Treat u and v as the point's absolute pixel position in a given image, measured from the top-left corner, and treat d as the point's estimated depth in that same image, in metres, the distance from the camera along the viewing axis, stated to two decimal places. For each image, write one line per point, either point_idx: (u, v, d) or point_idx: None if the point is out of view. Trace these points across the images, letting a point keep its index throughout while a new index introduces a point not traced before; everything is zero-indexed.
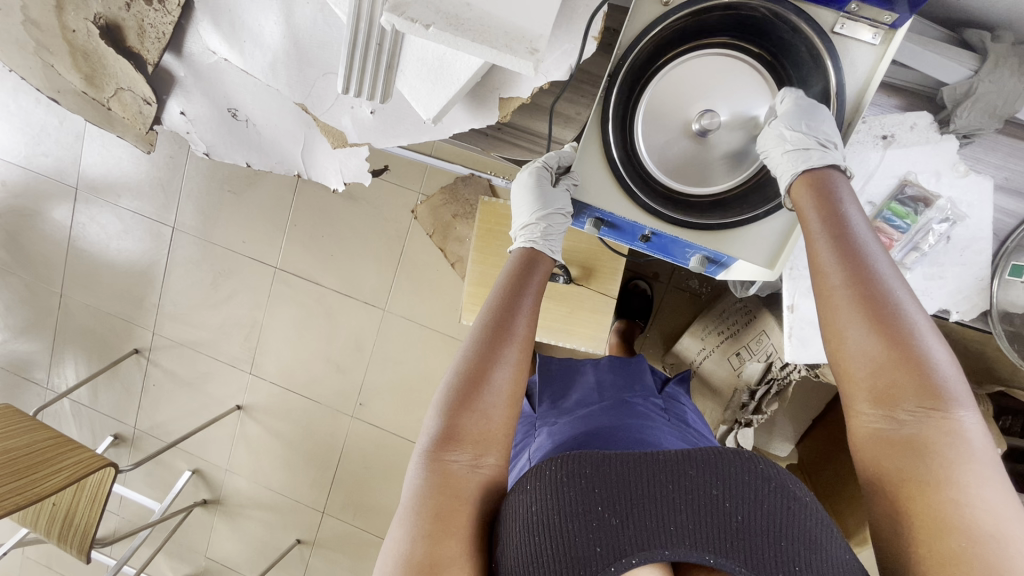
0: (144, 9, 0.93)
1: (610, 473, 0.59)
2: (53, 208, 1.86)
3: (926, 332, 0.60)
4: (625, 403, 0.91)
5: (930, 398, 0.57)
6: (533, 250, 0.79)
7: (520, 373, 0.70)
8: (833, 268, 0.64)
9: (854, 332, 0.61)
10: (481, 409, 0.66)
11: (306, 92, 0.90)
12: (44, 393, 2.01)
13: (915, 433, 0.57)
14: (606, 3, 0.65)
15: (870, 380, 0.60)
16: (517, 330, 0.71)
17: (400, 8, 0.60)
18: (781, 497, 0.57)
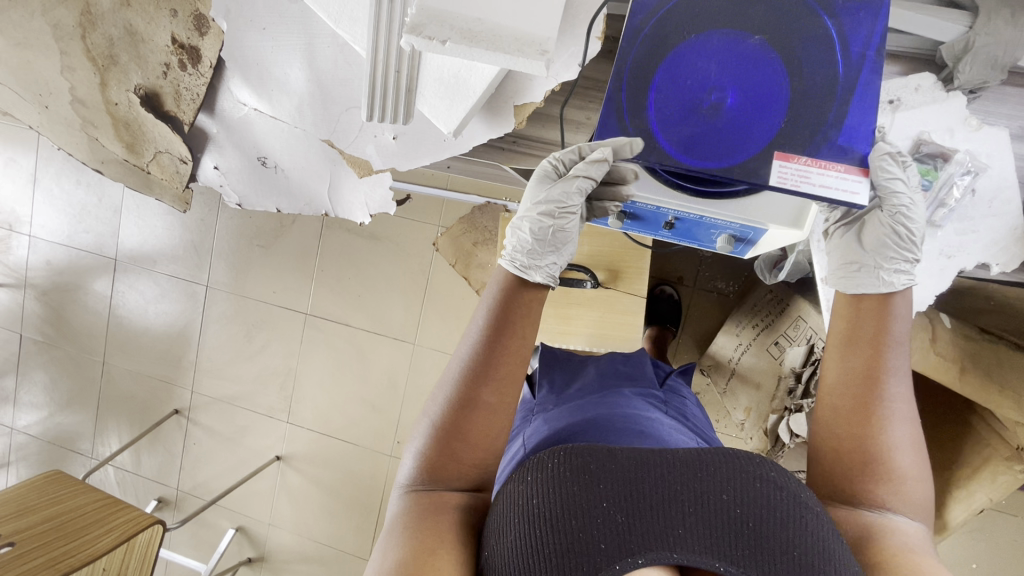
0: (179, 74, 1.03)
1: (613, 469, 0.56)
2: (95, 280, 1.96)
3: (910, 453, 0.66)
4: (616, 391, 0.90)
5: (898, 500, 0.65)
6: (515, 257, 0.75)
7: (499, 414, 0.69)
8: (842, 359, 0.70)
9: (835, 425, 0.68)
10: (459, 452, 0.68)
11: (331, 128, 0.95)
12: (90, 462, 2.05)
13: (881, 526, 0.63)
14: (605, 5, 0.69)
15: (852, 463, 0.66)
16: (499, 371, 0.69)
17: (418, 29, 0.65)
18: (794, 506, 0.54)
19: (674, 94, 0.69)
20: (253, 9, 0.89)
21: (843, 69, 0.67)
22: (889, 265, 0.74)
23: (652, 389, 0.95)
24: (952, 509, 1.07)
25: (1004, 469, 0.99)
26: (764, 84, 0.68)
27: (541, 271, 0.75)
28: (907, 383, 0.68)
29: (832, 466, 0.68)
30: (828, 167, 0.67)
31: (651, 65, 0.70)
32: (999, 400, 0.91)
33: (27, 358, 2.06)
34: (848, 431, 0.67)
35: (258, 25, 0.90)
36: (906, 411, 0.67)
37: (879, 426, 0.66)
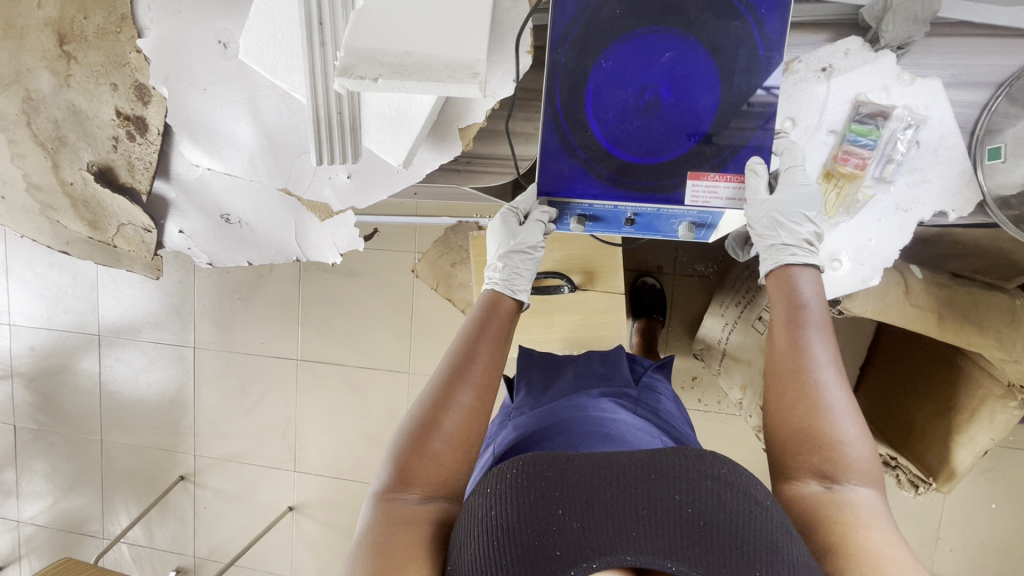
0: (130, 145, 1.03)
1: (569, 476, 0.56)
2: (82, 359, 1.95)
3: (849, 421, 0.66)
4: (585, 391, 0.93)
5: (845, 473, 0.64)
6: (495, 284, 0.84)
7: (474, 418, 0.72)
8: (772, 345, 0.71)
9: (776, 410, 0.69)
10: (434, 455, 0.69)
11: (286, 176, 0.94)
12: (101, 543, 2.01)
13: (827, 501, 0.63)
14: (530, 19, 0.71)
15: (792, 440, 0.67)
16: (472, 374, 0.73)
17: (349, 70, 0.66)
18: (742, 500, 0.55)
19: (610, 100, 0.69)
20: (191, 72, 0.91)
21: (763, 50, 0.66)
22: (781, 243, 0.76)
23: (624, 388, 0.96)
24: (957, 454, 1.05)
25: (1001, 406, 0.99)
26: (693, 105, 0.69)
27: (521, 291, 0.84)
28: (831, 353, 0.69)
29: (776, 447, 0.69)
30: (729, 180, 0.70)
31: (576, 93, 0.69)
32: (981, 340, 0.92)
33: (24, 447, 2.03)
34: (781, 410, 0.68)
35: (200, 86, 0.92)
36: (839, 384, 0.67)
37: (809, 400, 0.66)
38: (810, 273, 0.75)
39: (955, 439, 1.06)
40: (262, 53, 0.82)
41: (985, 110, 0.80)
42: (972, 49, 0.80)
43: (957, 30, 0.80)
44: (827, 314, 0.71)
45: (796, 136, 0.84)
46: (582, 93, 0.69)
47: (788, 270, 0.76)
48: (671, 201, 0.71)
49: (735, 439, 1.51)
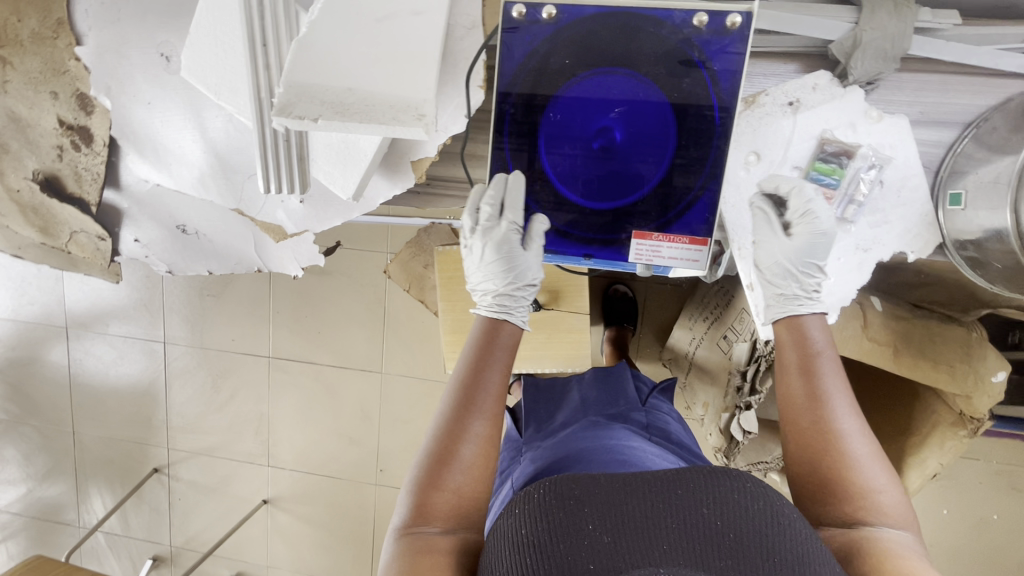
0: (76, 155, 0.99)
1: (598, 493, 0.56)
2: (49, 350, 1.92)
3: (873, 463, 0.67)
4: (600, 419, 0.92)
5: (875, 516, 0.65)
6: (489, 309, 0.73)
7: (490, 448, 0.66)
8: (793, 395, 0.71)
9: (801, 455, 0.69)
10: (453, 489, 0.63)
11: (237, 197, 0.90)
12: (78, 531, 2.03)
13: (855, 542, 0.64)
14: (482, 50, 0.69)
15: (811, 484, 0.68)
16: (486, 405, 0.66)
17: (288, 109, 0.63)
18: (771, 515, 0.55)
19: (562, 150, 0.67)
20: (135, 84, 0.87)
21: (716, 111, 0.62)
22: (785, 296, 0.78)
23: (631, 413, 0.96)
24: (907, 474, 1.09)
25: (952, 434, 1.01)
26: (635, 164, 0.66)
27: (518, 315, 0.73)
28: (846, 396, 0.70)
29: (797, 490, 0.70)
30: (674, 241, 0.67)
31: (526, 132, 0.66)
32: (934, 372, 0.94)
33: None
34: (798, 456, 0.70)
35: (145, 100, 0.88)
36: (860, 429, 0.69)
37: (826, 446, 0.68)
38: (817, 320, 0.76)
39: (908, 461, 1.08)
40: (205, 73, 0.78)
41: (951, 151, 0.79)
42: (941, 88, 0.78)
43: (926, 67, 0.77)
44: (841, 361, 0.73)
45: (760, 172, 0.82)
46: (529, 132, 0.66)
47: (795, 319, 0.77)
48: (616, 257, 0.69)
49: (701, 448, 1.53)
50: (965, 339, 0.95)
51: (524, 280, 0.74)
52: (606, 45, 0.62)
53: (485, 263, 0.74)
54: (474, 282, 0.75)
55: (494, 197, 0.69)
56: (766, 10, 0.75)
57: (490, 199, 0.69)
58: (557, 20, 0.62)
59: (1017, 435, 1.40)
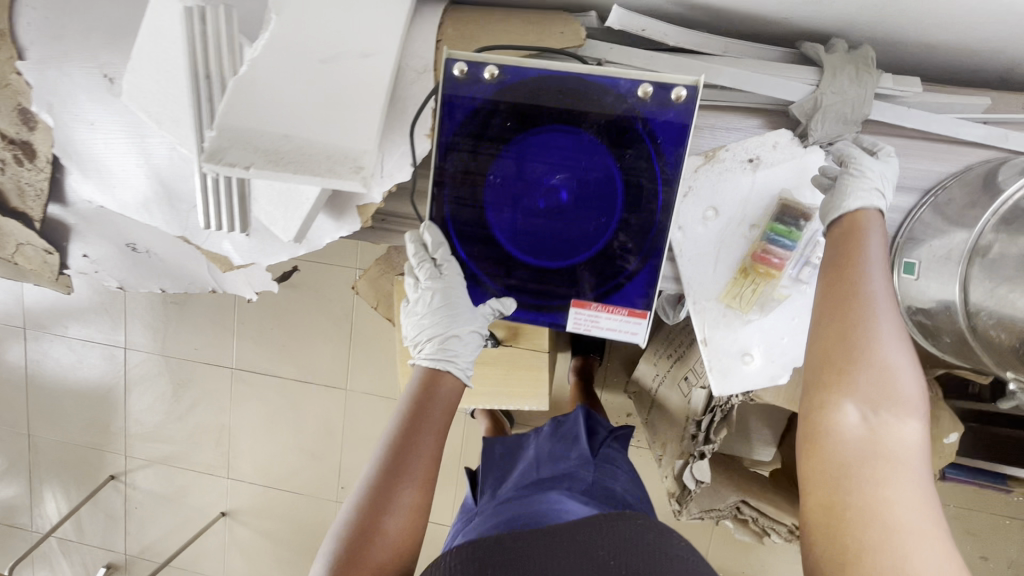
0: (18, 170, 0.94)
1: (499, 550, 0.60)
2: (7, 350, 1.86)
3: (906, 363, 0.59)
4: (546, 478, 0.90)
5: (897, 410, 0.57)
6: (427, 358, 0.68)
7: (418, 522, 0.60)
8: (850, 275, 0.62)
9: (840, 334, 0.60)
10: (374, 568, 0.56)
11: (183, 226, 0.86)
12: (30, 535, 1.98)
13: (866, 434, 0.56)
14: (431, 99, 0.66)
15: (835, 373, 0.59)
16: (416, 469, 0.61)
17: (218, 155, 0.60)
18: (664, 557, 0.60)
19: (503, 209, 0.65)
20: (77, 104, 0.83)
21: (660, 182, 0.61)
22: (729, 352, 0.83)
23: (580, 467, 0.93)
24: None
25: None
26: (577, 231, 0.64)
27: (460, 364, 0.69)
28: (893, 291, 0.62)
29: (817, 367, 0.61)
30: (613, 312, 0.65)
31: (468, 190, 0.64)
32: None
33: None
34: (836, 331, 0.61)
35: (87, 120, 0.84)
36: (899, 328, 0.60)
37: (868, 332, 0.59)
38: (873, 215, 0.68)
39: None
40: (148, 101, 0.75)
41: (909, 217, 0.78)
42: (902, 152, 0.76)
43: (886, 131, 0.76)
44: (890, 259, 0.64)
45: (716, 228, 0.81)
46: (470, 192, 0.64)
47: (863, 211, 0.68)
48: (555, 320, 0.68)
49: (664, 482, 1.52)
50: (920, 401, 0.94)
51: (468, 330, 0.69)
52: (550, 108, 0.59)
53: (423, 315, 0.70)
54: (413, 333, 0.70)
55: (414, 249, 0.69)
56: (726, 68, 0.74)
57: (417, 255, 0.69)
58: (500, 80, 0.60)
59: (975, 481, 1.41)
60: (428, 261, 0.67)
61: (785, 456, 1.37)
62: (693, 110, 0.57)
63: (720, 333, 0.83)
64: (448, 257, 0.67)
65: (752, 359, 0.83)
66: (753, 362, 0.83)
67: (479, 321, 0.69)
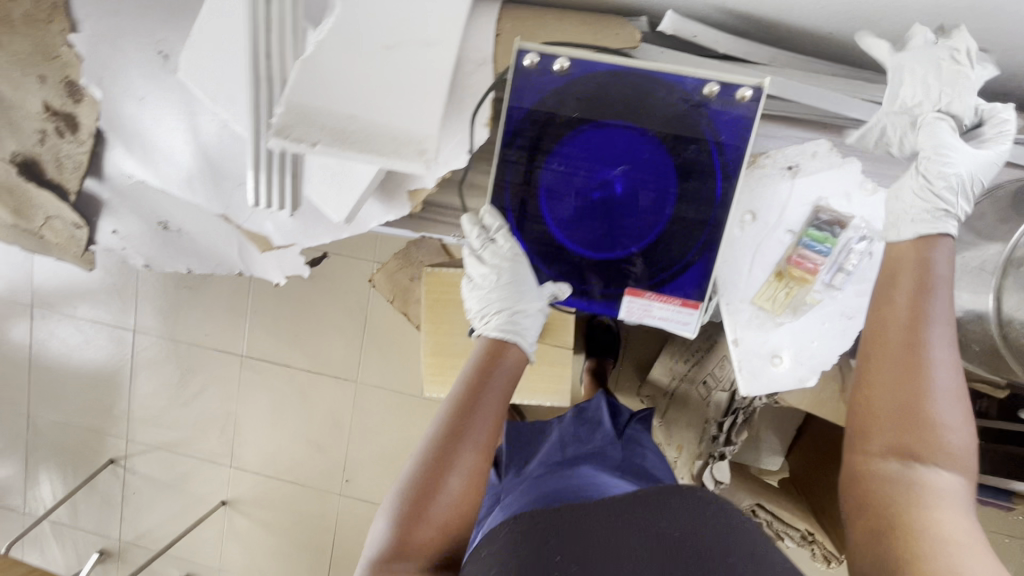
0: (58, 142, 0.95)
1: (563, 515, 0.61)
2: (11, 328, 1.84)
3: (955, 402, 0.60)
4: (575, 459, 0.91)
5: (940, 453, 0.59)
6: (495, 330, 0.68)
7: (478, 482, 0.61)
8: (903, 317, 0.63)
9: (889, 373, 0.62)
10: (436, 523, 0.59)
11: (226, 204, 0.88)
12: (22, 518, 1.94)
13: (908, 480, 0.58)
14: (490, 91, 0.69)
15: (884, 422, 0.61)
16: (479, 432, 0.62)
17: (285, 131, 0.61)
18: (719, 523, 0.62)
19: (562, 200, 0.68)
20: (128, 79, 0.84)
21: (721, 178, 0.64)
22: (759, 353, 0.85)
23: (607, 450, 0.95)
24: None
25: None
26: (631, 224, 0.68)
27: (527, 336, 0.69)
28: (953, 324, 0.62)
29: (864, 410, 0.64)
30: (666, 301, 0.69)
31: (528, 176, 0.67)
32: None
33: None
34: (885, 374, 0.62)
35: (136, 95, 0.85)
36: (951, 370, 0.61)
37: (921, 376, 0.60)
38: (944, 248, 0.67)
39: None
40: (203, 77, 0.76)
41: None
42: None
43: None
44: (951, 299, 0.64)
45: (753, 232, 0.83)
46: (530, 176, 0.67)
47: (930, 241, 0.67)
48: (608, 308, 0.70)
49: None
50: None
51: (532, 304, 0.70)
52: (616, 100, 0.63)
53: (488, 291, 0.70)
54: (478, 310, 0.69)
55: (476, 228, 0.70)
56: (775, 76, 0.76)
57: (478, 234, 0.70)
58: (568, 73, 0.63)
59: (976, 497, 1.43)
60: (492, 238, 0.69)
61: (793, 466, 1.39)
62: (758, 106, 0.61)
63: (751, 334, 0.85)
64: (508, 234, 0.69)
65: (781, 360, 0.85)
66: (780, 363, 0.85)
67: (540, 295, 0.70)
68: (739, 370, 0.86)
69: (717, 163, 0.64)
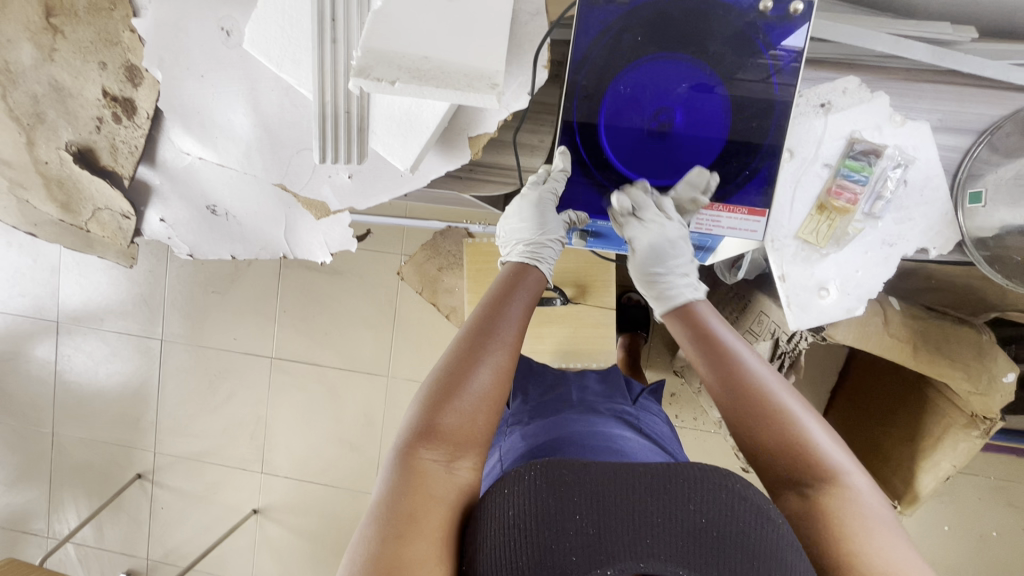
0: (115, 127, 0.97)
1: (588, 482, 0.54)
2: (36, 346, 1.83)
3: (809, 421, 0.67)
4: (591, 409, 0.92)
5: (828, 476, 0.64)
6: (520, 255, 0.80)
7: (501, 383, 0.67)
8: (721, 389, 0.69)
9: (752, 431, 0.67)
10: (460, 416, 0.64)
11: (284, 171, 0.93)
12: (46, 542, 1.89)
13: (823, 514, 0.63)
14: (548, 37, 0.73)
15: (775, 469, 0.67)
16: (505, 336, 0.69)
17: (365, 72, 0.66)
18: (756, 516, 0.53)
19: (627, 124, 0.76)
20: (190, 57, 0.88)
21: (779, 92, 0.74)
22: (806, 288, 0.88)
23: (621, 406, 0.96)
24: (921, 478, 1.10)
25: (964, 435, 1.02)
26: (688, 142, 0.77)
27: (545, 265, 0.80)
28: (762, 363, 0.71)
29: (765, 468, 0.68)
30: (733, 212, 0.78)
31: (596, 104, 0.76)
32: (950, 372, 0.98)
33: None
34: (754, 438, 0.67)
35: (197, 73, 0.89)
36: (790, 396, 0.69)
37: (773, 423, 0.66)
38: (701, 302, 0.78)
39: (921, 465, 1.11)
40: (268, 45, 0.81)
41: (968, 155, 0.83)
42: (958, 98, 0.83)
43: (942, 78, 0.83)
44: (747, 347, 0.72)
45: (793, 167, 0.87)
46: (598, 96, 0.76)
47: (693, 309, 0.77)
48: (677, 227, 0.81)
49: (717, 457, 1.52)
50: (978, 342, 0.99)
51: (551, 238, 0.80)
52: (678, 27, 0.73)
53: (518, 222, 0.81)
54: (507, 235, 0.83)
55: (536, 174, 0.82)
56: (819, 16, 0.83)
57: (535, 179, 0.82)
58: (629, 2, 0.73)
59: (1014, 450, 1.44)
60: (535, 179, 0.81)
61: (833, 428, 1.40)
62: (808, 24, 0.71)
63: (798, 268, 0.88)
64: (563, 179, 0.79)
65: (828, 291, 0.88)
66: (828, 295, 0.88)
67: (563, 230, 0.81)
68: (787, 307, 0.89)
69: (774, 80, 0.73)
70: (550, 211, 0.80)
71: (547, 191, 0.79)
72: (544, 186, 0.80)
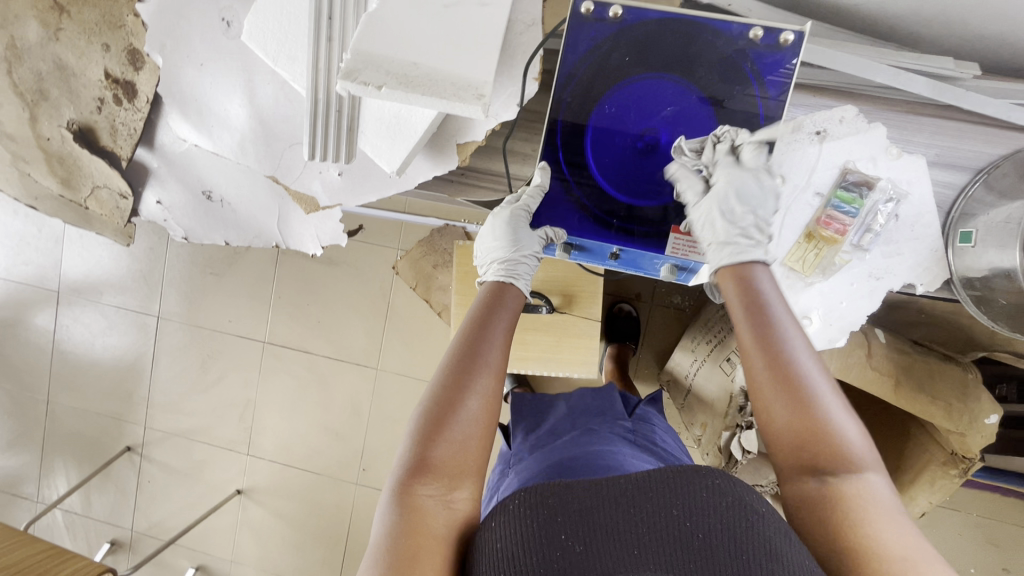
0: (115, 109, 0.97)
1: (572, 500, 0.54)
2: (36, 314, 1.86)
3: (836, 406, 0.61)
4: (593, 430, 0.92)
5: (844, 464, 0.59)
6: (496, 274, 0.78)
7: (491, 406, 0.67)
8: (755, 350, 0.64)
9: (774, 404, 0.62)
10: (455, 445, 0.63)
11: (275, 164, 0.94)
12: (35, 507, 1.93)
13: (831, 501, 0.58)
14: (541, 48, 0.73)
15: (787, 447, 0.61)
16: (489, 360, 0.68)
17: (353, 75, 0.67)
18: (741, 510, 0.52)
19: (612, 143, 0.77)
20: (190, 46, 0.89)
21: (763, 113, 0.74)
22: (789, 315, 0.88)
23: (620, 419, 0.96)
24: None
25: (943, 474, 1.01)
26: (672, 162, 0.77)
27: (522, 281, 0.79)
28: (801, 334, 0.65)
29: (777, 444, 0.62)
30: None
31: (583, 120, 0.76)
32: (931, 409, 0.97)
33: None
34: (774, 411, 0.62)
35: (196, 61, 0.90)
36: (820, 373, 0.63)
37: (799, 399, 0.61)
38: (762, 268, 0.70)
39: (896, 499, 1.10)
40: (265, 39, 0.81)
41: (962, 194, 0.83)
42: (956, 135, 0.82)
43: (941, 113, 0.82)
44: (790, 315, 0.66)
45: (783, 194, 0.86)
46: (585, 112, 0.76)
47: (744, 268, 0.71)
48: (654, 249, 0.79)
49: None
50: (964, 379, 0.98)
51: (527, 255, 0.80)
52: (668, 47, 0.72)
53: (494, 241, 0.81)
54: (483, 256, 0.83)
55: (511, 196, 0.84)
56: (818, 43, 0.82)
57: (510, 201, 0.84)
58: (621, 19, 0.72)
59: (998, 489, 1.43)
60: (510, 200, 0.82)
61: None
62: (798, 52, 0.70)
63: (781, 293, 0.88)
64: (539, 195, 0.80)
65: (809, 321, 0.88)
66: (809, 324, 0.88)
67: (538, 246, 0.81)
68: None
69: (757, 95, 0.73)
70: (526, 228, 0.80)
71: (522, 209, 0.81)
72: (518, 205, 0.81)
